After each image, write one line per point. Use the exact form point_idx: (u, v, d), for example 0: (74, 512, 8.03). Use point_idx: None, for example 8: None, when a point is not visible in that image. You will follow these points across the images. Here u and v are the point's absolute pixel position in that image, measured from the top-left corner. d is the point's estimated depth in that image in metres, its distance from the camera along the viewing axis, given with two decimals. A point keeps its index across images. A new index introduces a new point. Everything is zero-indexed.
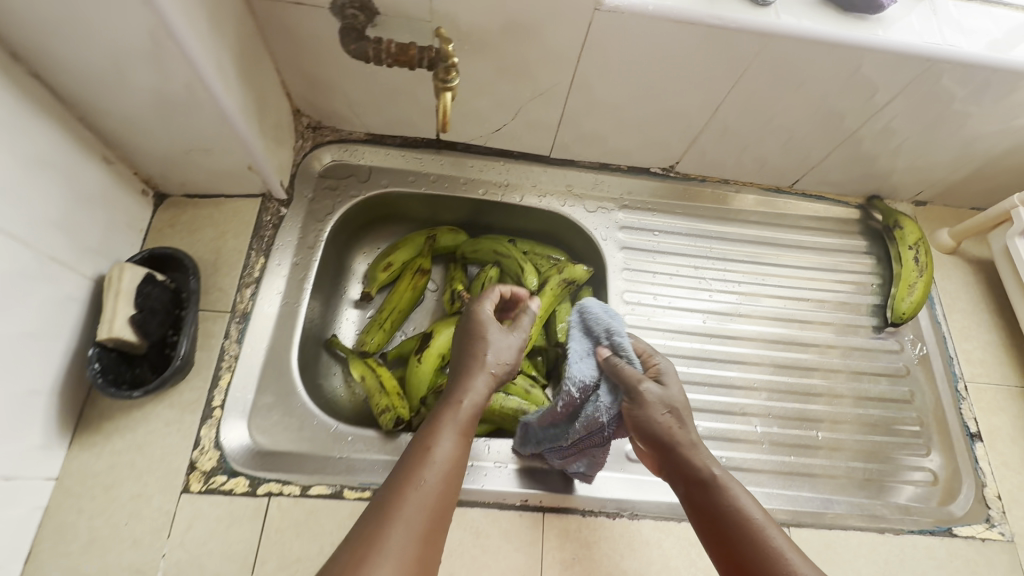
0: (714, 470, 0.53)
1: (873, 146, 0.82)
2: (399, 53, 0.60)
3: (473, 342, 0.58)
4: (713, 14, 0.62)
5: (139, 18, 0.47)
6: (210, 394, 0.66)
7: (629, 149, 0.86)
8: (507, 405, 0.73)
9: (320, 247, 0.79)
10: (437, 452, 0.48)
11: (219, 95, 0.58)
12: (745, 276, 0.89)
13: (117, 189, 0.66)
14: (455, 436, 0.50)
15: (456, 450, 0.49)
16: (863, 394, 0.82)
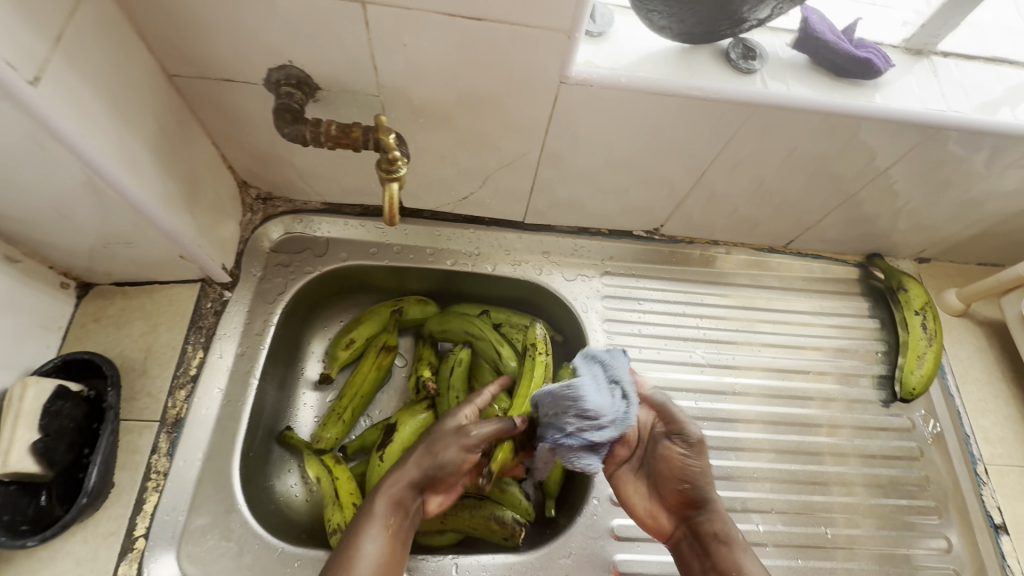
0: (738, 534, 0.56)
1: (872, 208, 0.76)
2: (341, 136, 0.53)
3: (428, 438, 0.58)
4: (692, 84, 0.55)
5: (16, 123, 0.40)
6: (133, 521, 0.57)
7: (609, 214, 0.79)
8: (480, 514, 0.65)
9: (270, 333, 0.71)
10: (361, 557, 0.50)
11: (131, 192, 0.50)
12: (737, 347, 0.81)
13: (25, 289, 0.58)
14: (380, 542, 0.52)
15: (383, 549, 0.52)
16: (875, 481, 0.75)
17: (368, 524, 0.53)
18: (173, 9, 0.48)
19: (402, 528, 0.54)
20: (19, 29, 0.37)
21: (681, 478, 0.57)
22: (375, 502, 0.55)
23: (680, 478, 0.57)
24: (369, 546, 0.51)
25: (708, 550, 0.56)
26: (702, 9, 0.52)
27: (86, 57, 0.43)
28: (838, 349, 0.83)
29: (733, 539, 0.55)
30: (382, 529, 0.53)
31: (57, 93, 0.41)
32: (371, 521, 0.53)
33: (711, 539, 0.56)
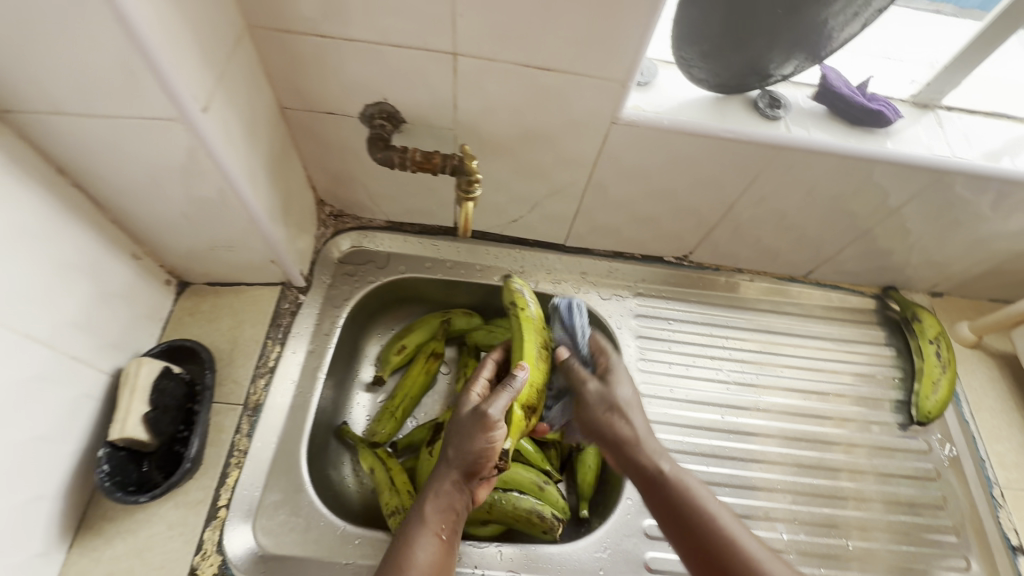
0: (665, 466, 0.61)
1: (887, 243, 0.83)
2: (424, 161, 0.63)
3: (459, 435, 0.61)
4: (725, 127, 0.64)
5: (181, 141, 0.50)
6: (217, 492, 0.64)
7: (643, 240, 0.87)
8: (521, 506, 0.70)
9: (336, 334, 0.79)
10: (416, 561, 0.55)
11: (249, 202, 0.60)
12: (760, 367, 0.87)
13: (141, 283, 0.68)
14: (431, 549, 0.56)
15: (434, 554, 0.56)
16: (893, 499, 0.79)
17: (418, 530, 0.57)
18: (298, 55, 0.59)
19: (451, 526, 0.59)
20: (199, 69, 0.47)
21: (598, 406, 0.66)
22: (422, 509, 0.59)
23: (618, 412, 0.65)
24: (422, 552, 0.55)
25: (668, 493, 0.60)
26: (736, 65, 0.61)
27: (234, 92, 0.54)
28: (863, 374, 0.88)
29: (689, 482, 0.60)
30: (431, 533, 0.57)
31: (215, 121, 0.51)
32: (420, 526, 0.57)
33: (671, 484, 0.60)
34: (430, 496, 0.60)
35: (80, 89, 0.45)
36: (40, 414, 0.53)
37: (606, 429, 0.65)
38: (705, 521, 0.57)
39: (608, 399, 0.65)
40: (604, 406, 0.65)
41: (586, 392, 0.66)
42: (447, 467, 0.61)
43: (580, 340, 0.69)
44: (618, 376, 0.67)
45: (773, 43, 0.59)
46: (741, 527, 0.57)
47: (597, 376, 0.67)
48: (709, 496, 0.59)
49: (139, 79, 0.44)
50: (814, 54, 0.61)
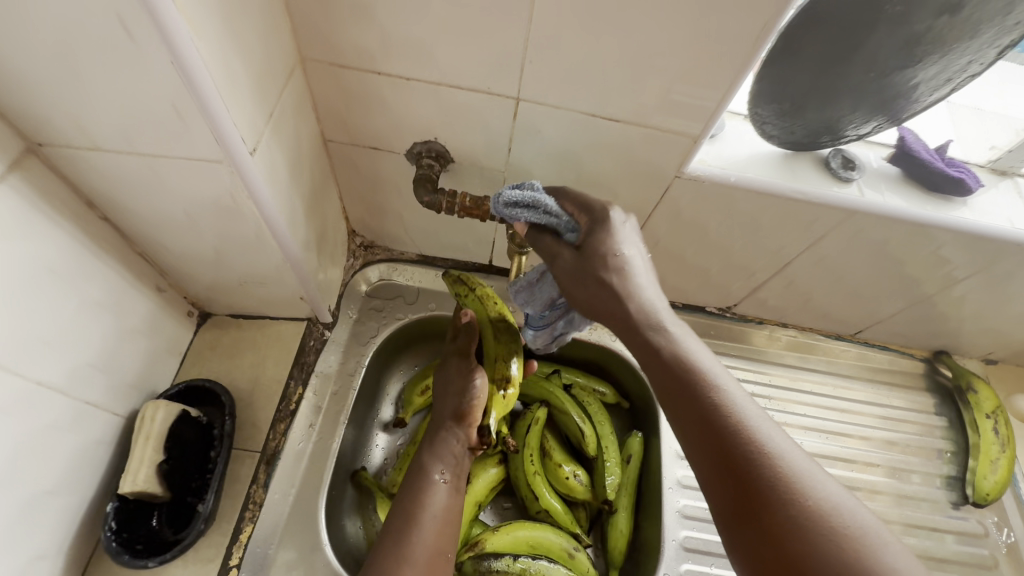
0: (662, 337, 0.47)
1: (946, 310, 0.79)
2: (473, 208, 0.60)
3: (447, 388, 0.69)
4: (796, 188, 0.60)
5: (222, 181, 0.46)
6: (229, 550, 0.59)
7: (687, 290, 0.83)
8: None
9: (361, 375, 0.74)
10: (431, 497, 0.60)
11: (286, 242, 0.56)
12: (794, 431, 0.83)
13: (163, 316, 0.63)
14: (444, 487, 0.61)
15: (447, 493, 0.61)
16: None
17: (423, 482, 0.61)
18: (350, 89, 0.55)
19: (455, 475, 0.64)
20: (251, 109, 0.44)
21: (579, 275, 0.49)
22: (424, 463, 0.63)
23: (604, 274, 0.48)
24: (434, 498, 0.60)
25: (685, 385, 0.44)
26: (813, 125, 0.57)
27: (282, 128, 0.50)
28: (886, 441, 0.84)
29: (713, 376, 0.45)
30: (437, 482, 0.62)
31: (262, 162, 0.47)
32: (425, 478, 0.62)
33: (690, 372, 0.45)
34: (429, 452, 0.65)
35: (125, 127, 0.41)
36: (48, 465, 0.49)
37: (591, 306, 0.49)
38: (731, 423, 0.41)
39: (584, 269, 0.49)
40: (579, 278, 0.49)
41: (558, 270, 0.51)
42: (441, 420, 0.67)
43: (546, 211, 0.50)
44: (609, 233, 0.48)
45: (857, 105, 0.55)
46: (779, 432, 0.41)
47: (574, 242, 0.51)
48: (738, 393, 0.43)
49: (188, 120, 0.40)
50: (893, 115, 0.57)
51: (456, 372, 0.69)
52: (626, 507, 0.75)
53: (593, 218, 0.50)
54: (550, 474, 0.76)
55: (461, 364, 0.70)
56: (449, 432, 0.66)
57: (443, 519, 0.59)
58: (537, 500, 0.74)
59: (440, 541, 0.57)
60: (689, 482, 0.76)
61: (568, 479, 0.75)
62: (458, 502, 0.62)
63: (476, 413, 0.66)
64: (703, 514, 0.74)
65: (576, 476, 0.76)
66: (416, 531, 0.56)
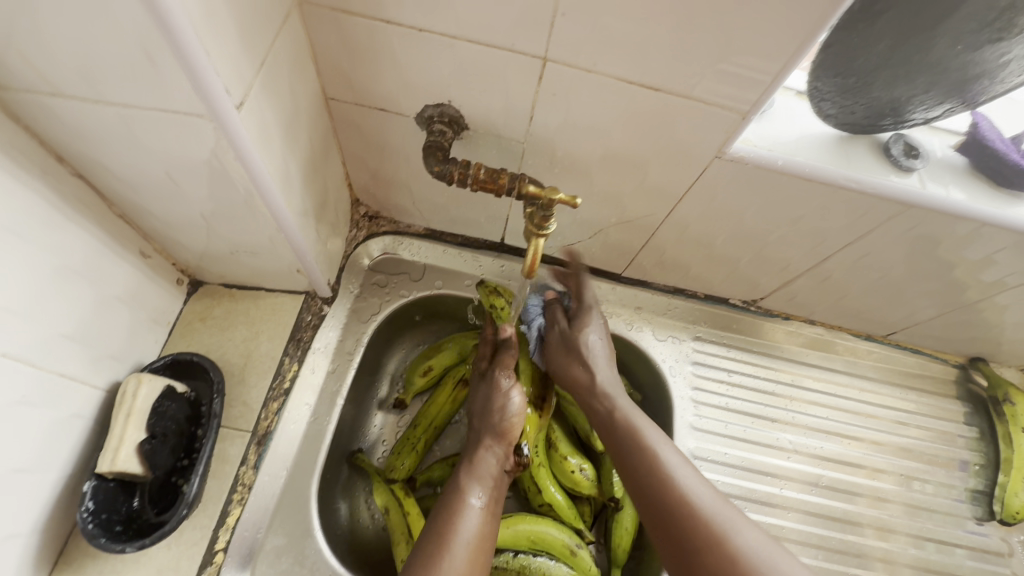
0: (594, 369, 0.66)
1: (992, 315, 0.73)
2: (488, 181, 0.53)
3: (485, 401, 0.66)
4: (851, 175, 0.54)
5: (207, 138, 0.41)
6: (214, 534, 0.56)
7: (712, 281, 0.77)
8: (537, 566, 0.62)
9: (360, 354, 0.70)
10: (464, 524, 0.54)
11: (280, 211, 0.51)
12: (812, 434, 0.78)
13: (149, 283, 0.59)
14: (478, 515, 0.56)
15: (481, 522, 0.56)
16: None
17: (457, 502, 0.57)
18: (355, 41, 0.49)
19: (491, 499, 0.59)
20: (238, 58, 0.39)
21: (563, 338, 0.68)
22: (460, 483, 0.59)
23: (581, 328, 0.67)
24: (468, 520, 0.55)
25: (638, 460, 0.58)
26: (878, 104, 0.51)
27: (276, 84, 0.45)
28: (902, 448, 0.80)
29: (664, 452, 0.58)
30: (471, 504, 0.57)
31: (251, 121, 0.42)
32: (460, 498, 0.57)
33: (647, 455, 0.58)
34: (466, 471, 0.61)
35: (94, 73, 0.37)
36: (22, 442, 0.46)
37: (564, 372, 0.68)
38: (678, 497, 0.53)
39: (569, 339, 0.67)
40: (564, 348, 0.68)
41: (555, 330, 0.69)
42: (477, 439, 0.64)
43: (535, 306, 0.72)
44: (587, 321, 0.68)
45: (931, 83, 0.48)
46: (710, 491, 0.55)
47: (568, 317, 0.70)
48: (685, 468, 0.56)
49: (163, 68, 0.35)
50: (969, 100, 0.51)
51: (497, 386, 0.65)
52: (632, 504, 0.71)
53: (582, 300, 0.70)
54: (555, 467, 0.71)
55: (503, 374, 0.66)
56: (488, 451, 0.62)
57: (478, 545, 0.53)
58: (540, 493, 0.69)
59: (473, 569, 0.51)
60: None
61: (574, 473, 0.69)
62: (494, 527, 0.57)
63: (514, 430, 0.63)
64: None
65: (583, 469, 0.70)
66: (450, 550, 0.51)
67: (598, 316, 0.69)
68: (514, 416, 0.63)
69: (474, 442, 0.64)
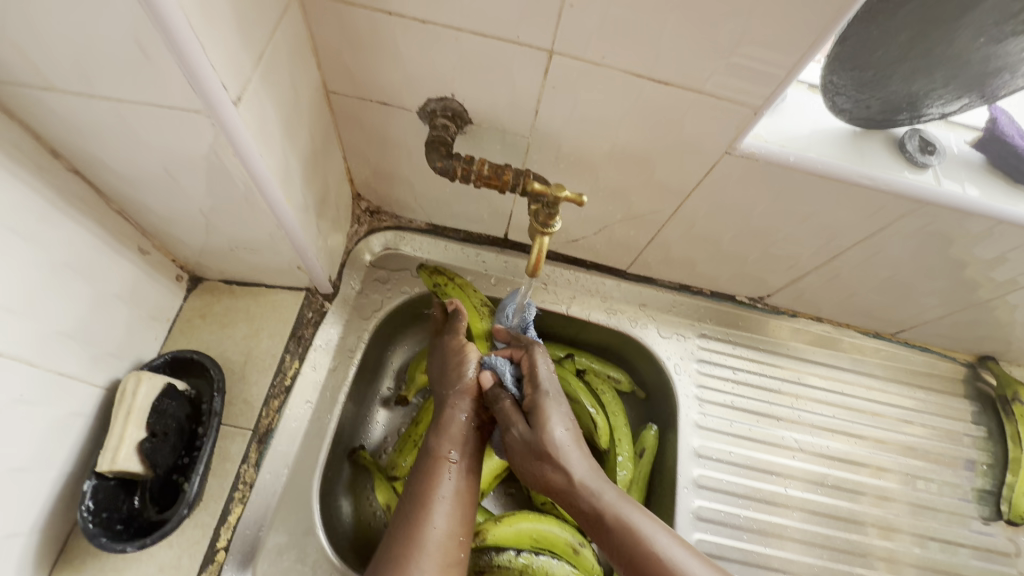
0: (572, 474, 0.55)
1: (1003, 314, 0.71)
2: (492, 177, 0.52)
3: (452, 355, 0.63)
4: (864, 172, 0.52)
5: (205, 134, 0.40)
6: (216, 532, 0.55)
7: (718, 278, 0.76)
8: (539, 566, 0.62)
9: (361, 352, 0.69)
10: (442, 488, 0.55)
11: (280, 208, 0.50)
12: (818, 432, 0.78)
13: (148, 279, 0.58)
14: (454, 476, 0.56)
15: (457, 482, 0.56)
16: None
17: (432, 465, 0.56)
18: (357, 33, 0.47)
19: (466, 453, 0.58)
20: (234, 50, 0.37)
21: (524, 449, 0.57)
22: (432, 446, 0.58)
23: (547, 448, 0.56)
24: (445, 482, 0.55)
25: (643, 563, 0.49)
26: (896, 98, 0.50)
27: (275, 77, 0.44)
28: (907, 447, 0.79)
29: (647, 530, 0.51)
30: (448, 465, 0.56)
31: (249, 116, 0.41)
32: (433, 461, 0.56)
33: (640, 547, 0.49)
34: (436, 433, 0.59)
35: (87, 66, 0.36)
36: (20, 440, 0.46)
37: (536, 478, 0.56)
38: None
39: (533, 446, 0.56)
40: (530, 454, 0.56)
41: (512, 436, 0.58)
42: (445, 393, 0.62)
43: (512, 381, 0.61)
44: (547, 413, 0.57)
45: (951, 77, 0.47)
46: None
47: (527, 416, 0.59)
48: (664, 537, 0.50)
49: (156, 60, 0.34)
50: (988, 95, 0.50)
51: (453, 347, 0.64)
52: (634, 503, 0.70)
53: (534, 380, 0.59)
54: None
55: (458, 334, 0.64)
56: (454, 409, 0.60)
57: (454, 502, 0.54)
58: (542, 492, 0.69)
59: (453, 525, 0.53)
60: (707, 483, 0.72)
61: None
62: (473, 481, 0.57)
63: (476, 382, 0.61)
64: (717, 517, 0.71)
65: None
66: (428, 516, 0.52)
67: (556, 401, 0.59)
68: (473, 371, 0.62)
69: (440, 402, 0.62)
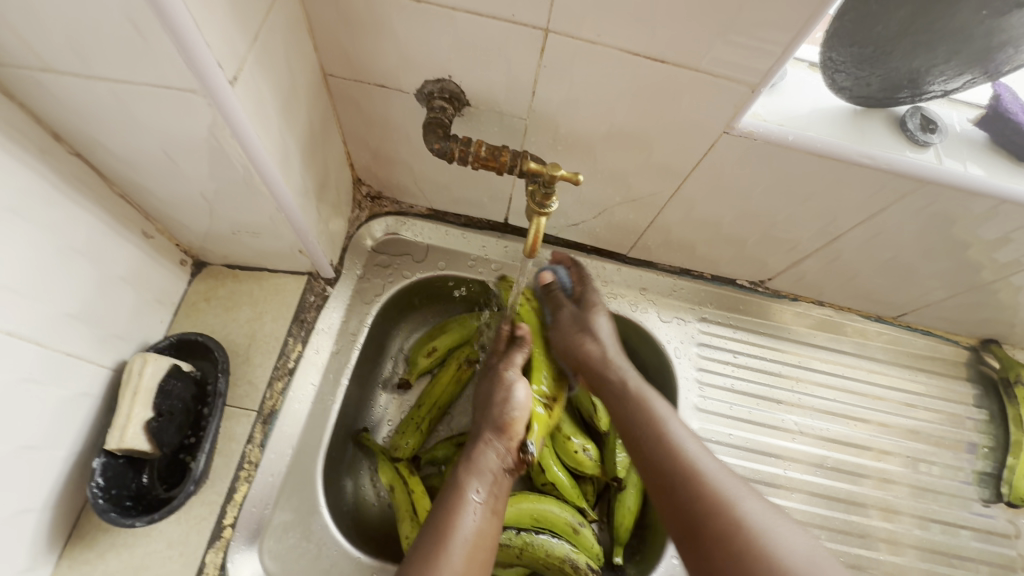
0: (606, 352, 0.64)
1: (1006, 296, 0.71)
2: (489, 159, 0.52)
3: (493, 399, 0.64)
4: (864, 151, 0.52)
5: (203, 116, 0.41)
6: (224, 509, 0.57)
7: (719, 261, 0.76)
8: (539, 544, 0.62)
9: (363, 335, 0.70)
10: (462, 523, 0.52)
11: (280, 190, 0.50)
12: (818, 415, 0.78)
13: (153, 263, 0.59)
14: (477, 515, 0.54)
15: (480, 524, 0.53)
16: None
17: (457, 498, 0.55)
18: (352, 13, 0.48)
19: (491, 494, 0.56)
20: (229, 29, 0.38)
21: (570, 328, 0.66)
22: (459, 479, 0.57)
23: (589, 334, 0.65)
24: (469, 517, 0.53)
25: (664, 457, 0.53)
26: (896, 75, 0.49)
27: (272, 59, 0.44)
28: (909, 430, 0.79)
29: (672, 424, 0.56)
30: (472, 503, 0.54)
31: (245, 97, 0.41)
32: (458, 495, 0.55)
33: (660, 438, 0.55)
34: (466, 468, 0.58)
35: (84, 47, 0.36)
36: (30, 418, 0.47)
37: (572, 346, 0.65)
38: (684, 474, 0.51)
39: (580, 320, 0.66)
40: (574, 327, 0.66)
41: (562, 314, 0.68)
42: (478, 438, 0.62)
43: (569, 284, 0.70)
44: (594, 304, 0.67)
45: (952, 52, 0.47)
46: (718, 464, 0.52)
47: (576, 303, 0.69)
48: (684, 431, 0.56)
49: (151, 39, 0.35)
50: (991, 71, 0.49)
51: (497, 379, 0.65)
52: (634, 484, 0.71)
53: (585, 287, 0.69)
54: (559, 447, 0.71)
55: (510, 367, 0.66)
56: (488, 447, 0.60)
57: (476, 543, 0.52)
58: (543, 473, 0.69)
59: (472, 568, 0.50)
60: None
61: (578, 453, 0.69)
62: (495, 526, 0.54)
63: (515, 425, 0.61)
64: None
65: (586, 450, 0.70)
66: (448, 549, 0.50)
67: (604, 302, 0.69)
68: (514, 413, 0.62)
69: (476, 439, 0.62)
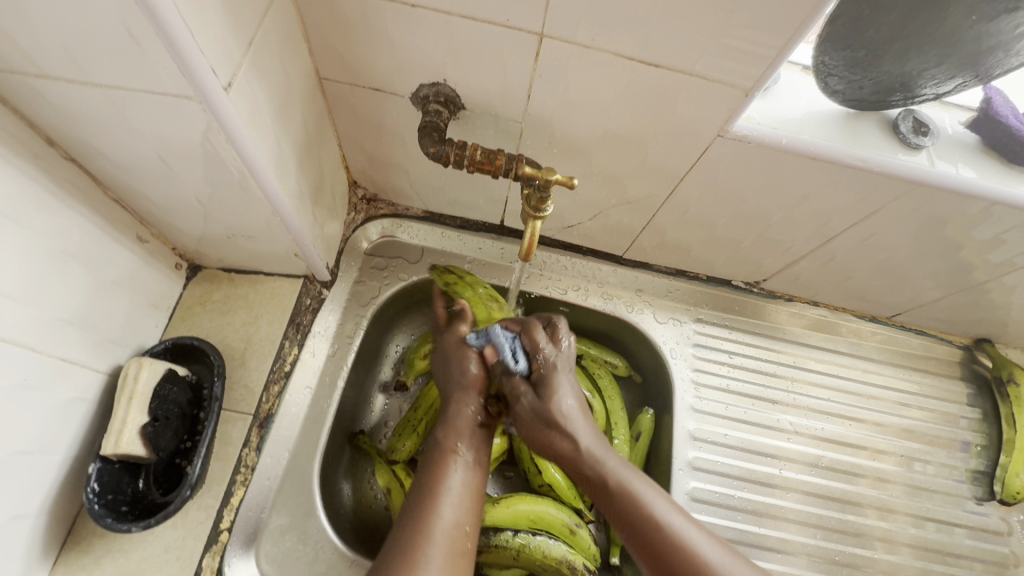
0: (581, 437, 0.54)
1: (999, 296, 0.71)
2: (484, 162, 0.53)
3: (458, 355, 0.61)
4: (855, 153, 0.52)
5: (196, 121, 0.41)
6: (219, 513, 0.57)
7: (713, 262, 0.76)
8: (535, 547, 0.62)
9: (360, 338, 0.70)
10: (452, 480, 0.50)
11: (275, 194, 0.50)
12: (813, 416, 0.78)
13: (148, 267, 0.59)
14: (465, 472, 0.51)
15: (470, 479, 0.51)
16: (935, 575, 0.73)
17: (440, 456, 0.52)
18: (346, 16, 0.47)
19: (476, 446, 0.54)
20: (222, 35, 0.38)
21: (533, 413, 0.55)
22: (440, 439, 0.54)
23: (561, 419, 0.54)
24: (456, 473, 0.51)
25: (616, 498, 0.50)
26: (887, 79, 0.50)
27: (265, 64, 0.44)
28: (904, 430, 0.79)
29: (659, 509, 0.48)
30: (457, 456, 0.52)
31: (240, 102, 0.41)
32: (442, 453, 0.52)
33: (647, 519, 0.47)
34: (445, 426, 0.56)
35: (78, 54, 0.36)
36: (23, 424, 0.47)
37: (542, 443, 0.55)
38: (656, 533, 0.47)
39: (544, 413, 0.55)
40: (538, 423, 0.55)
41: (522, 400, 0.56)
42: (449, 393, 0.59)
43: (515, 358, 0.58)
44: (557, 384, 0.56)
45: (943, 57, 0.47)
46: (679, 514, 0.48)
47: (536, 387, 0.57)
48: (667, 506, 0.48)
49: (146, 46, 0.35)
50: (982, 74, 0.49)
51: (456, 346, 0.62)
52: None
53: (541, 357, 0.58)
54: None
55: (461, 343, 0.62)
56: (464, 404, 0.57)
57: (464, 493, 0.50)
58: (540, 474, 0.69)
59: (461, 518, 0.48)
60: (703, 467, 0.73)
61: None
62: (481, 476, 0.53)
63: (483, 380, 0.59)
64: (713, 498, 0.72)
65: None
66: (437, 506, 0.48)
67: (565, 371, 0.57)
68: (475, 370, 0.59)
69: (446, 401, 0.59)
